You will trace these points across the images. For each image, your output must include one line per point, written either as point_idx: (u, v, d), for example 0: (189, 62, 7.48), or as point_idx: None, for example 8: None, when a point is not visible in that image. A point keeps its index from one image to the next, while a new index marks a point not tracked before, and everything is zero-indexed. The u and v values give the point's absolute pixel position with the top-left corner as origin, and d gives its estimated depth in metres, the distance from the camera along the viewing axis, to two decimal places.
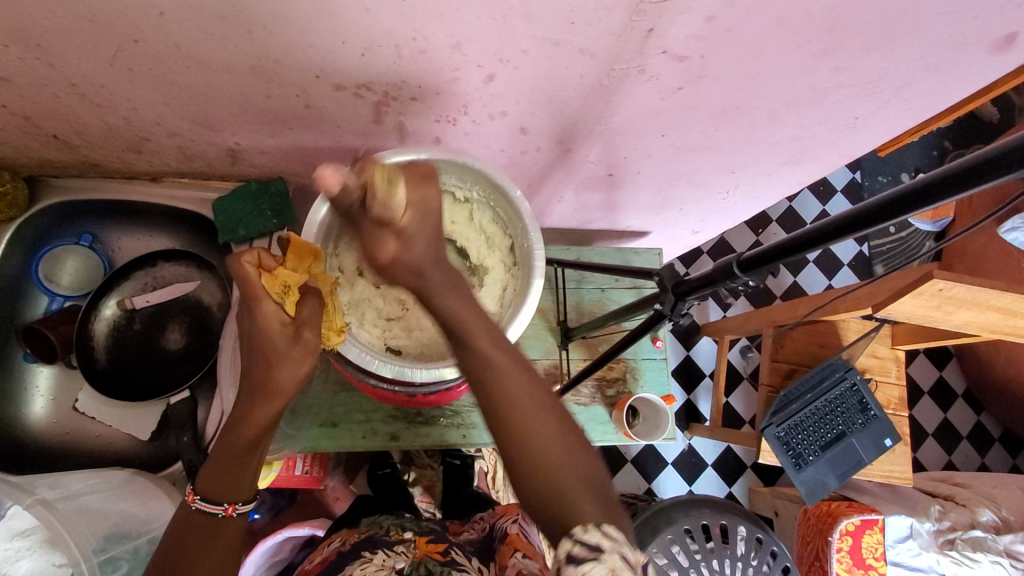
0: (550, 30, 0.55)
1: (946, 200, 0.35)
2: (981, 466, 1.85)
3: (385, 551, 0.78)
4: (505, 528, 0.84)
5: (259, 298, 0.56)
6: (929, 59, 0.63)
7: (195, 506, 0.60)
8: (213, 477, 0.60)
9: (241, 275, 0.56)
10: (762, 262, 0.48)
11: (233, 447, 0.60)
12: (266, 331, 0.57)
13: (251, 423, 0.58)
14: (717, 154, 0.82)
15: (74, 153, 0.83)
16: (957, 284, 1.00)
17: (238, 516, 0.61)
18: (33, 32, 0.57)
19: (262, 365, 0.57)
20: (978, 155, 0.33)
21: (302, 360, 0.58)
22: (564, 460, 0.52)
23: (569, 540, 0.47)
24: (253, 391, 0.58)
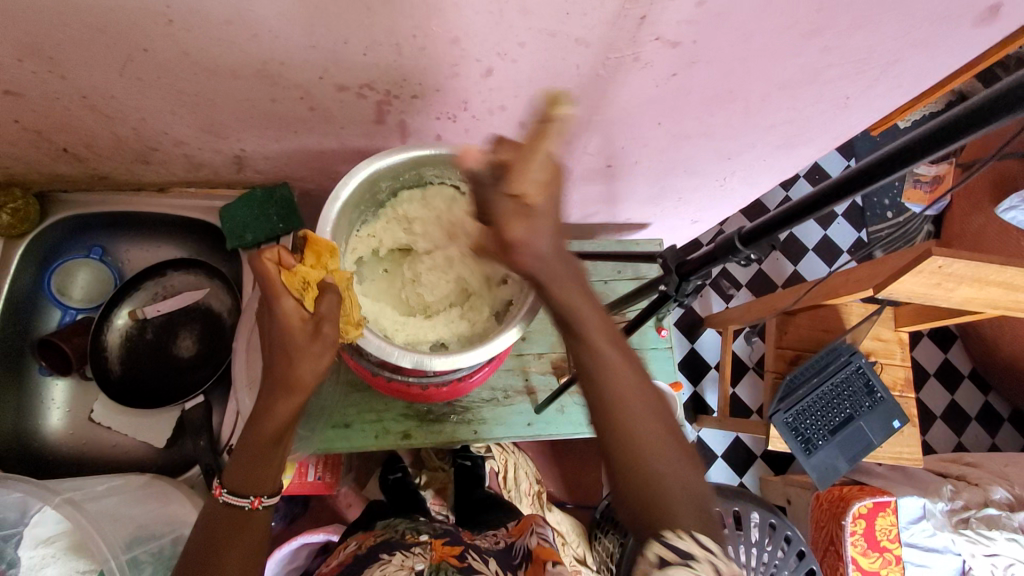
0: (546, 22, 0.56)
1: (923, 159, 0.37)
2: (991, 447, 1.85)
3: (404, 552, 0.79)
4: (527, 543, 0.86)
5: (277, 293, 0.57)
6: (915, 35, 0.65)
7: (222, 500, 0.62)
8: (239, 473, 0.62)
9: (258, 271, 0.57)
10: (761, 234, 0.50)
11: (256, 440, 0.61)
12: (286, 325, 0.58)
13: (272, 415, 0.60)
14: (712, 140, 0.83)
15: (83, 166, 0.85)
16: (956, 260, 1.01)
17: (264, 508, 0.63)
18: (46, 45, 0.58)
19: (284, 359, 0.58)
20: (950, 114, 0.35)
21: (321, 354, 0.59)
22: (664, 461, 0.48)
23: (660, 545, 0.44)
24: (275, 384, 0.59)
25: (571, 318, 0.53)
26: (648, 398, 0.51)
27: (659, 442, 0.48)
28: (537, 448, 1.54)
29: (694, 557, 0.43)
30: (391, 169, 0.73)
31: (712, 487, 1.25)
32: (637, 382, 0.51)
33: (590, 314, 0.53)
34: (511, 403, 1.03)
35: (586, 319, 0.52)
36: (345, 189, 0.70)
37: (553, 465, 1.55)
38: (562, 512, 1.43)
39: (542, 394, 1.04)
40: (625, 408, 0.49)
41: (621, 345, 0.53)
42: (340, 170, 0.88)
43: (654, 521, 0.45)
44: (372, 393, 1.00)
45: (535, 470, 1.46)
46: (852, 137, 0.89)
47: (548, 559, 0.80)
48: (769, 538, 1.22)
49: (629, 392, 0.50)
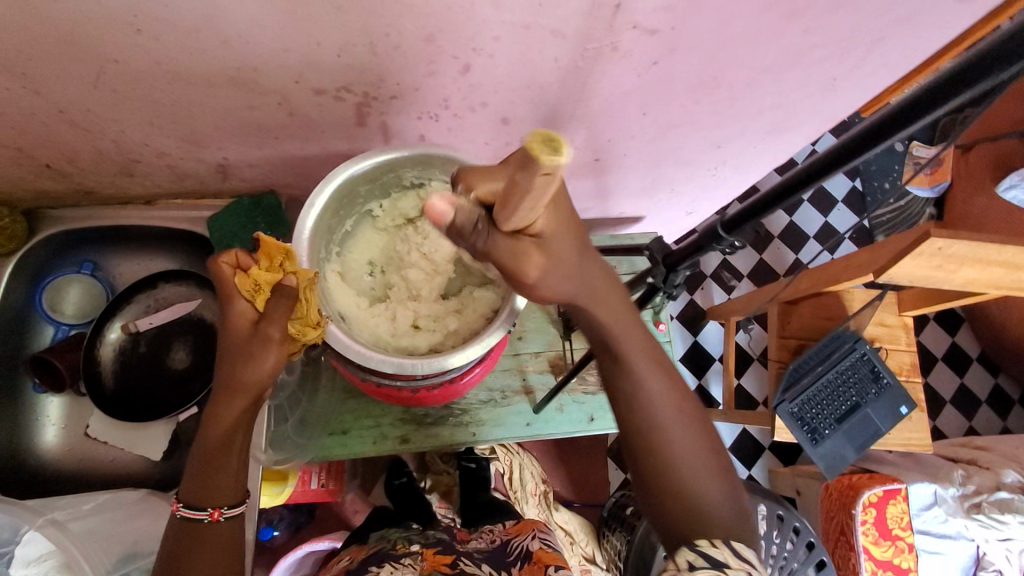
0: (519, 14, 0.55)
1: (893, 136, 0.36)
2: (1003, 429, 1.82)
3: (393, 564, 0.77)
4: (527, 546, 0.85)
5: (229, 297, 0.58)
6: (898, 12, 0.63)
7: (180, 514, 0.59)
8: (195, 481, 0.59)
9: (215, 274, 0.59)
10: (747, 219, 0.48)
11: (209, 442, 0.59)
12: (234, 329, 0.58)
13: (217, 418, 0.59)
14: (699, 129, 0.82)
15: (68, 181, 0.84)
16: (956, 241, 0.99)
17: (226, 520, 0.59)
18: (16, 60, 0.58)
19: (229, 362, 0.58)
20: (933, 79, 0.33)
21: (263, 357, 0.58)
22: (701, 475, 0.52)
23: (691, 551, 0.48)
24: (221, 385, 0.58)
25: (610, 340, 0.54)
26: (691, 419, 0.54)
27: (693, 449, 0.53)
28: (541, 447, 1.53)
29: (728, 566, 0.47)
30: (369, 172, 0.72)
31: None
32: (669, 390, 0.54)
33: (632, 336, 0.54)
34: (509, 403, 1.02)
35: (622, 337, 0.54)
36: (322, 195, 0.69)
37: (558, 463, 1.54)
38: (568, 511, 1.42)
39: (540, 393, 1.03)
40: (673, 438, 0.52)
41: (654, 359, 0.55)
42: (326, 175, 0.87)
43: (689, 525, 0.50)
44: (370, 398, 0.99)
45: (540, 470, 1.45)
46: (843, 120, 0.87)
47: (548, 563, 0.78)
48: (777, 528, 1.19)
49: (663, 409, 0.53)
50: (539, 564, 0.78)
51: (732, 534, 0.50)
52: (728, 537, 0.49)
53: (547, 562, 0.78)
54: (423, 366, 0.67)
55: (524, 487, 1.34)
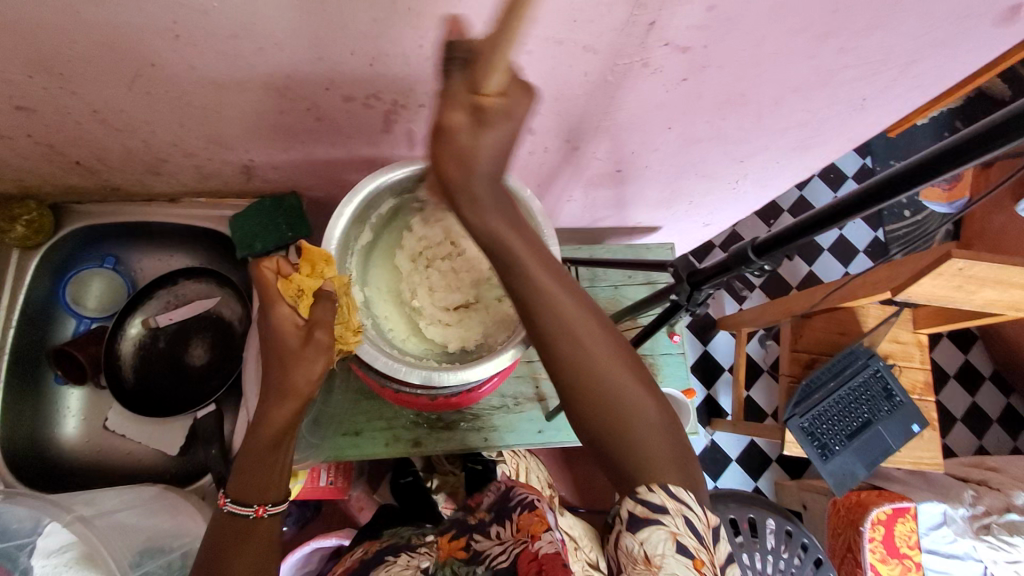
0: (553, 29, 0.56)
1: (934, 179, 0.37)
2: (1013, 449, 1.80)
3: (409, 553, 0.80)
4: (527, 496, 0.79)
5: (272, 301, 0.67)
6: (933, 36, 0.63)
7: (227, 508, 0.62)
8: (242, 478, 0.63)
9: (262, 282, 0.68)
10: (775, 245, 0.49)
11: (258, 444, 0.64)
12: (282, 331, 0.66)
13: (268, 419, 0.64)
14: (723, 144, 0.82)
15: (96, 178, 0.85)
16: (978, 263, 0.98)
17: (269, 517, 0.63)
18: (55, 61, 0.59)
19: (280, 363, 0.65)
20: (966, 133, 0.35)
21: (313, 359, 0.65)
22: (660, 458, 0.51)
23: (632, 499, 0.48)
24: (273, 388, 0.65)
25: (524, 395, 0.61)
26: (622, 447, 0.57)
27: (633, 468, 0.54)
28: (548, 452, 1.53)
29: (666, 510, 0.46)
30: (397, 183, 0.73)
31: (723, 493, 1.24)
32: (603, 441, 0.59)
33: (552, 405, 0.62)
34: (521, 410, 1.02)
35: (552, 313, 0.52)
36: (351, 205, 0.70)
37: (565, 469, 1.54)
38: (574, 517, 1.42)
39: (553, 401, 1.04)
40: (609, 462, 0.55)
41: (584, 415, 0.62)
42: (349, 178, 0.88)
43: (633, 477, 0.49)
44: (383, 400, 1.00)
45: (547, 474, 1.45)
46: (868, 138, 0.87)
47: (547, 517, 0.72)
48: (786, 545, 1.19)
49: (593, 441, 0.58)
50: (538, 517, 0.72)
51: (676, 478, 0.49)
52: (667, 481, 0.48)
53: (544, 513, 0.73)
54: (448, 378, 0.68)
55: None
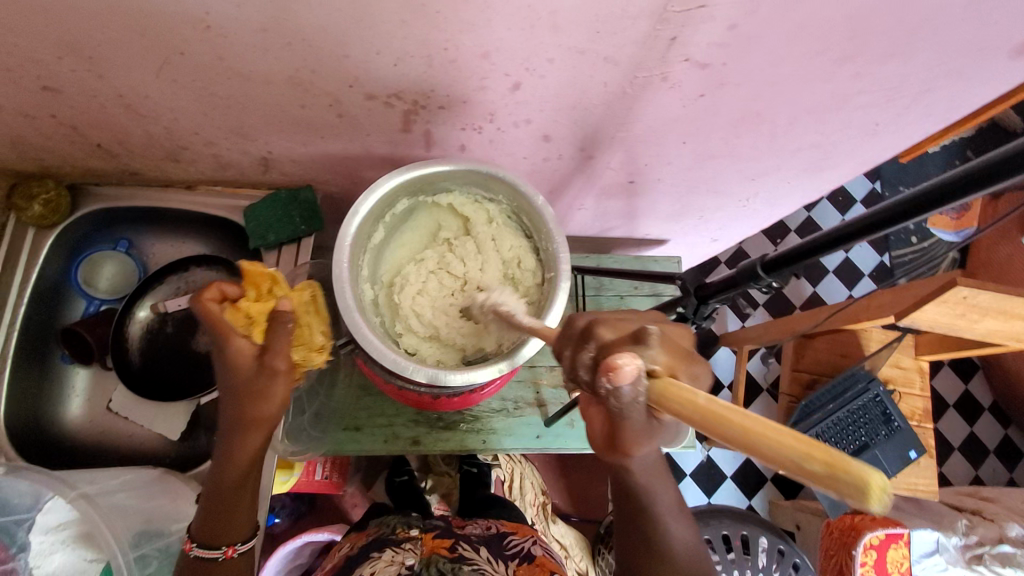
0: (576, 40, 0.57)
1: (950, 202, 0.38)
2: (1010, 482, 1.80)
3: (394, 548, 0.79)
4: (526, 546, 0.84)
5: (223, 333, 0.57)
6: (950, 65, 0.64)
7: (193, 554, 0.65)
8: (204, 523, 0.65)
9: (204, 313, 0.57)
10: (785, 264, 0.51)
11: (223, 486, 0.63)
12: (236, 363, 0.58)
13: (237, 457, 0.61)
14: (736, 161, 0.83)
15: (115, 161, 0.87)
16: (982, 292, 0.99)
17: (237, 555, 0.66)
18: (86, 45, 0.60)
19: (237, 399, 0.59)
20: (980, 162, 0.36)
21: (274, 388, 0.59)
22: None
23: None
24: (234, 425, 0.60)
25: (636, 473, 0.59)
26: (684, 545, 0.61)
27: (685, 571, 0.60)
28: (543, 458, 1.53)
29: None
30: (412, 182, 0.74)
31: (715, 509, 1.24)
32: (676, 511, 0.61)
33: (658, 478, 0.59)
34: (521, 414, 1.02)
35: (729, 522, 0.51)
36: (367, 202, 0.71)
37: (560, 476, 1.53)
38: (566, 525, 1.42)
39: (553, 407, 1.04)
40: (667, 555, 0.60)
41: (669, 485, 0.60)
42: (364, 175, 0.89)
43: None
44: (384, 396, 1.00)
45: (542, 481, 1.45)
46: (880, 163, 0.88)
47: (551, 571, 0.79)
48: (776, 563, 1.20)
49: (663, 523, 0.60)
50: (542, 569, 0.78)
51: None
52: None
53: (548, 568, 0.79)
54: (454, 377, 0.68)
55: (523, 496, 1.34)
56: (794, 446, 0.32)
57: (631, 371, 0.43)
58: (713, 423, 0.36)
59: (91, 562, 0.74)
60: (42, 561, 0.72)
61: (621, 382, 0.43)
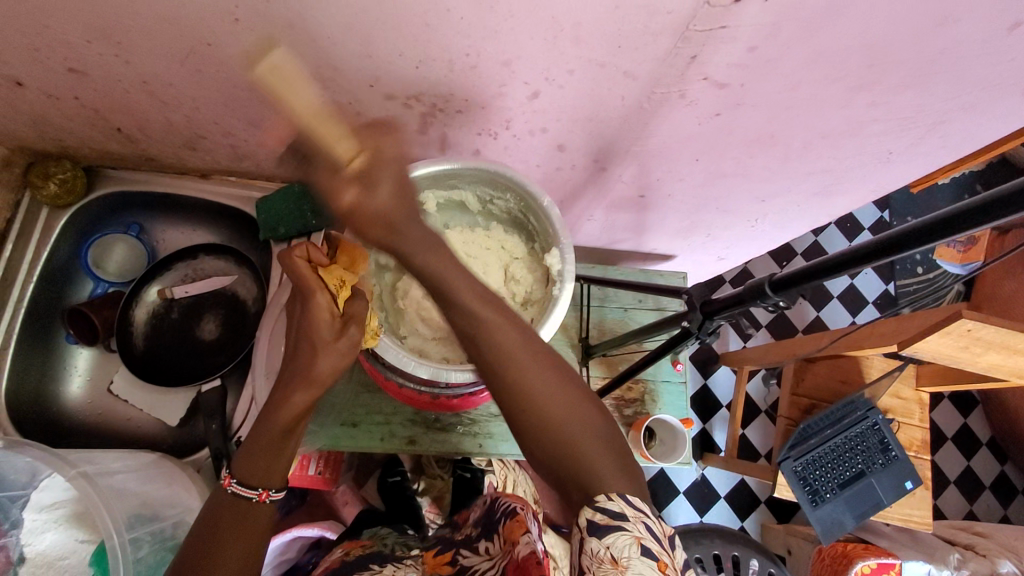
0: (597, 52, 0.57)
1: (966, 231, 0.38)
2: (1004, 519, 1.79)
3: (393, 564, 0.79)
4: (510, 504, 0.77)
5: (312, 289, 0.60)
6: (965, 98, 0.64)
7: (231, 489, 0.63)
8: (251, 464, 0.63)
9: (292, 269, 0.61)
10: (796, 282, 0.50)
11: (267, 433, 0.63)
12: (314, 320, 0.60)
13: (283, 410, 0.61)
14: (747, 181, 0.83)
15: (134, 146, 0.88)
16: (987, 326, 0.99)
17: (269, 501, 0.64)
18: (115, 30, 0.61)
19: (307, 352, 0.61)
20: (1007, 187, 0.36)
21: (343, 353, 0.61)
22: (578, 429, 0.61)
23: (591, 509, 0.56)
24: (297, 375, 0.61)
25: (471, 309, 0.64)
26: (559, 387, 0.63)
27: (568, 408, 0.62)
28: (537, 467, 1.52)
29: (625, 516, 0.56)
30: (423, 181, 0.75)
31: (705, 528, 1.24)
32: (536, 356, 0.64)
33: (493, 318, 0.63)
34: None
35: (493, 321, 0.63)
36: None
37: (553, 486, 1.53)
38: (556, 535, 1.41)
39: None
40: (547, 401, 0.61)
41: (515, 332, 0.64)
42: None
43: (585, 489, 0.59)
44: (383, 395, 1.01)
45: (535, 490, 1.44)
46: (890, 191, 0.88)
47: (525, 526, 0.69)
48: None
49: (534, 375, 0.62)
50: (519, 525, 0.69)
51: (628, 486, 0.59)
52: (620, 488, 0.58)
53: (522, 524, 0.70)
54: (454, 374, 0.70)
55: None
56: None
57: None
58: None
59: (82, 543, 0.75)
60: (34, 538, 0.73)
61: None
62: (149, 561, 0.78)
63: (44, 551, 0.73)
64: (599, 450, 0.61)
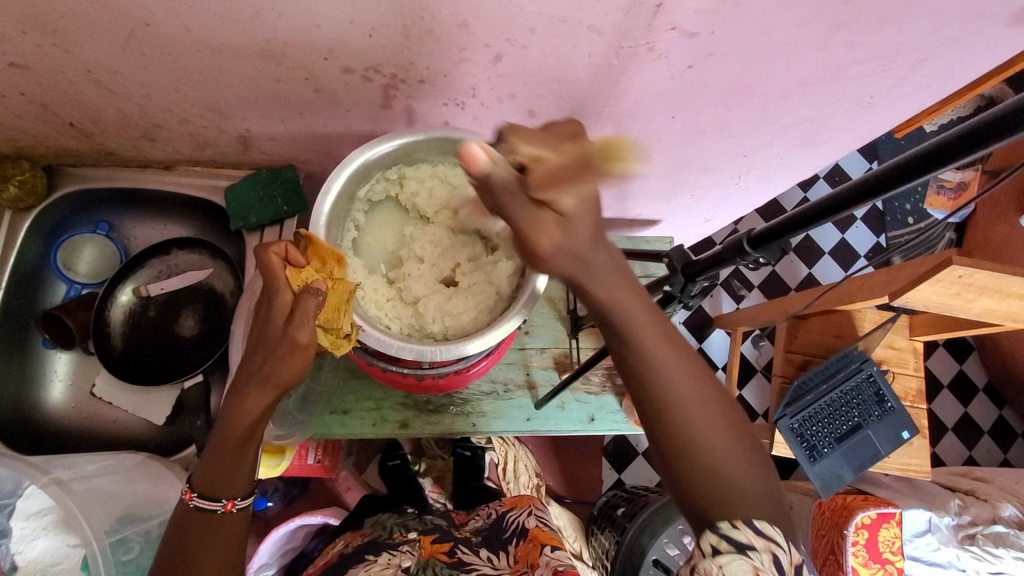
0: (557, 6, 0.54)
1: (944, 166, 0.36)
2: (1003, 461, 1.81)
3: (390, 552, 0.78)
4: (522, 522, 0.84)
5: (277, 287, 0.58)
6: (946, 33, 0.62)
7: (193, 504, 0.59)
8: (209, 472, 0.59)
9: (264, 265, 0.58)
10: (783, 233, 0.48)
11: (225, 438, 0.59)
12: (275, 318, 0.58)
13: (242, 412, 0.58)
14: (727, 137, 0.81)
15: (90, 141, 0.84)
16: (977, 270, 0.97)
17: (236, 511, 0.61)
18: (48, 16, 0.57)
19: (265, 356, 0.57)
20: (983, 118, 0.33)
21: (295, 356, 0.57)
22: (741, 466, 0.47)
23: (715, 535, 0.46)
24: (254, 378, 0.58)
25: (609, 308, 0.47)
26: (715, 396, 0.48)
27: (730, 438, 0.47)
28: (536, 440, 1.53)
29: (752, 548, 0.45)
30: (387, 154, 0.72)
31: None
32: (681, 360, 0.48)
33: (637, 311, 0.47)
34: (511, 397, 1.01)
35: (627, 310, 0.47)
36: (338, 181, 0.69)
37: (553, 458, 1.53)
38: (559, 506, 1.42)
39: (543, 389, 1.03)
40: (706, 427, 0.47)
41: (661, 329, 0.48)
42: (346, 154, 0.87)
43: (713, 511, 0.47)
44: (372, 380, 0.99)
45: (535, 464, 1.44)
46: (874, 138, 0.86)
47: (546, 544, 0.76)
48: None
49: (686, 389, 0.47)
50: (536, 545, 0.76)
51: (761, 514, 0.47)
52: (756, 518, 0.47)
53: (544, 542, 0.77)
54: (438, 355, 0.67)
55: (517, 478, 1.33)
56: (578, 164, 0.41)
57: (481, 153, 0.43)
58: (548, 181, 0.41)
59: (74, 547, 0.74)
60: (25, 545, 0.72)
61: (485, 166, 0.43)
62: (133, 567, 0.79)
63: (35, 558, 0.72)
64: (737, 460, 0.47)
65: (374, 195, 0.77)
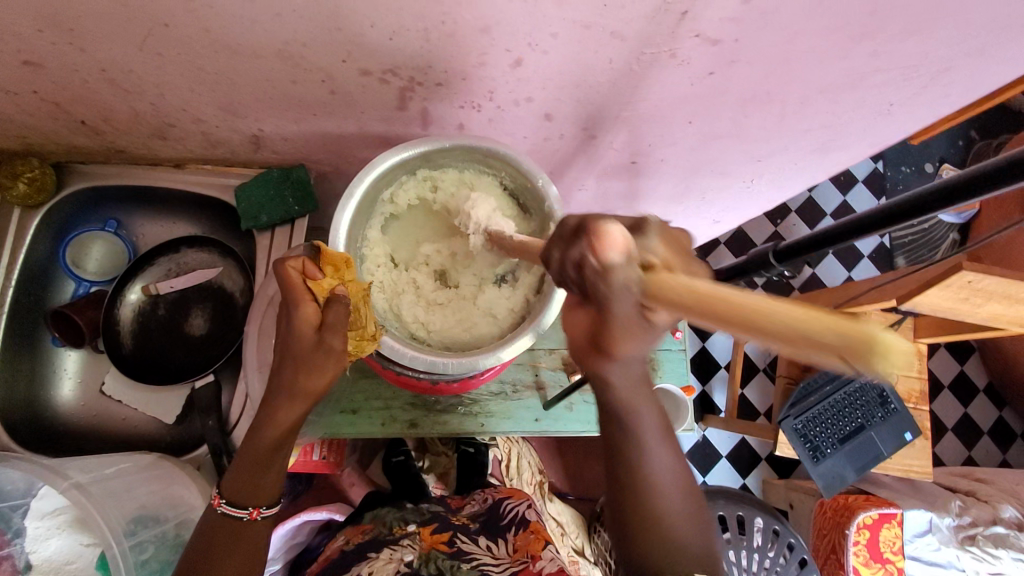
0: (581, 13, 0.54)
1: (983, 193, 0.37)
2: (1002, 462, 1.82)
3: (392, 546, 0.78)
4: (520, 512, 0.87)
5: (296, 299, 0.58)
6: (970, 43, 0.61)
7: (221, 510, 0.62)
8: (238, 479, 0.62)
9: (282, 277, 0.59)
10: (808, 249, 0.48)
11: (257, 448, 0.62)
12: (297, 330, 0.58)
13: (273, 421, 0.61)
14: (743, 142, 0.81)
15: (100, 139, 0.84)
16: (987, 276, 0.97)
17: (262, 519, 0.64)
18: (65, 16, 0.57)
19: (292, 367, 0.59)
20: (1017, 153, 0.35)
21: (325, 366, 0.60)
22: (687, 531, 0.53)
23: None
24: (280, 389, 0.60)
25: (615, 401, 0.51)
26: (680, 480, 0.54)
27: (683, 515, 0.53)
28: (540, 438, 1.53)
29: None
30: (410, 160, 0.71)
31: (716, 491, 1.25)
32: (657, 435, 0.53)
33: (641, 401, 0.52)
34: (519, 397, 1.02)
35: (630, 411, 0.51)
36: (360, 185, 0.68)
37: (556, 455, 1.54)
38: (562, 504, 1.43)
39: (552, 390, 1.03)
40: (664, 499, 0.53)
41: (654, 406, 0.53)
42: (359, 154, 0.86)
43: (660, 571, 0.52)
44: (381, 380, 0.99)
45: (538, 461, 1.45)
46: (890, 145, 0.86)
47: (547, 539, 0.80)
48: (772, 543, 1.21)
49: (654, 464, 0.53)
50: (538, 538, 0.80)
51: (702, 572, 0.52)
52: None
53: (545, 536, 0.81)
54: (452, 367, 0.67)
55: (520, 475, 1.34)
56: (816, 323, 0.28)
57: (620, 246, 0.38)
58: (713, 308, 0.32)
59: (87, 547, 0.75)
60: (38, 545, 0.73)
61: (611, 258, 0.38)
62: (153, 564, 0.79)
63: (49, 557, 0.73)
64: (685, 525, 0.53)
65: (396, 198, 0.76)
